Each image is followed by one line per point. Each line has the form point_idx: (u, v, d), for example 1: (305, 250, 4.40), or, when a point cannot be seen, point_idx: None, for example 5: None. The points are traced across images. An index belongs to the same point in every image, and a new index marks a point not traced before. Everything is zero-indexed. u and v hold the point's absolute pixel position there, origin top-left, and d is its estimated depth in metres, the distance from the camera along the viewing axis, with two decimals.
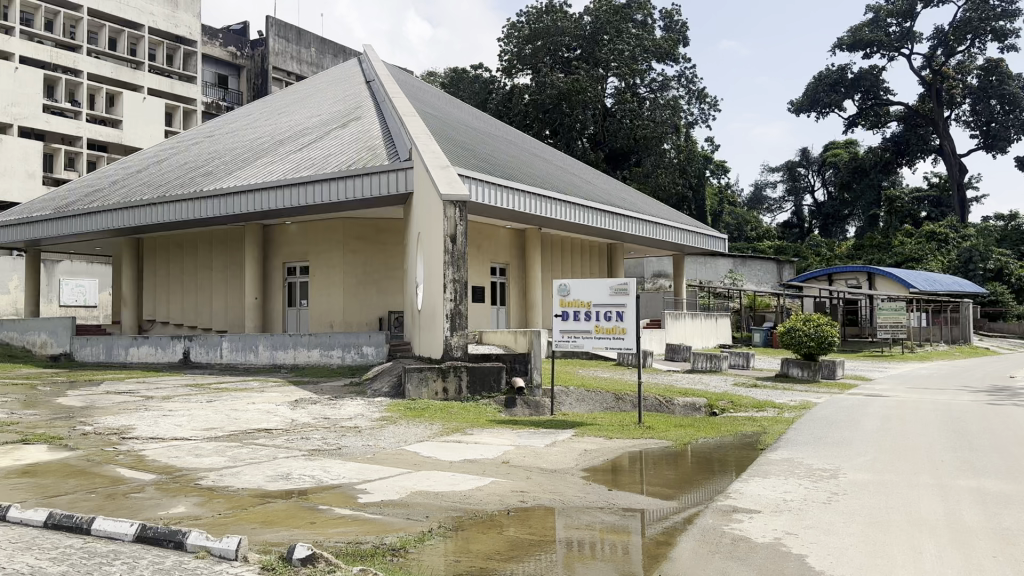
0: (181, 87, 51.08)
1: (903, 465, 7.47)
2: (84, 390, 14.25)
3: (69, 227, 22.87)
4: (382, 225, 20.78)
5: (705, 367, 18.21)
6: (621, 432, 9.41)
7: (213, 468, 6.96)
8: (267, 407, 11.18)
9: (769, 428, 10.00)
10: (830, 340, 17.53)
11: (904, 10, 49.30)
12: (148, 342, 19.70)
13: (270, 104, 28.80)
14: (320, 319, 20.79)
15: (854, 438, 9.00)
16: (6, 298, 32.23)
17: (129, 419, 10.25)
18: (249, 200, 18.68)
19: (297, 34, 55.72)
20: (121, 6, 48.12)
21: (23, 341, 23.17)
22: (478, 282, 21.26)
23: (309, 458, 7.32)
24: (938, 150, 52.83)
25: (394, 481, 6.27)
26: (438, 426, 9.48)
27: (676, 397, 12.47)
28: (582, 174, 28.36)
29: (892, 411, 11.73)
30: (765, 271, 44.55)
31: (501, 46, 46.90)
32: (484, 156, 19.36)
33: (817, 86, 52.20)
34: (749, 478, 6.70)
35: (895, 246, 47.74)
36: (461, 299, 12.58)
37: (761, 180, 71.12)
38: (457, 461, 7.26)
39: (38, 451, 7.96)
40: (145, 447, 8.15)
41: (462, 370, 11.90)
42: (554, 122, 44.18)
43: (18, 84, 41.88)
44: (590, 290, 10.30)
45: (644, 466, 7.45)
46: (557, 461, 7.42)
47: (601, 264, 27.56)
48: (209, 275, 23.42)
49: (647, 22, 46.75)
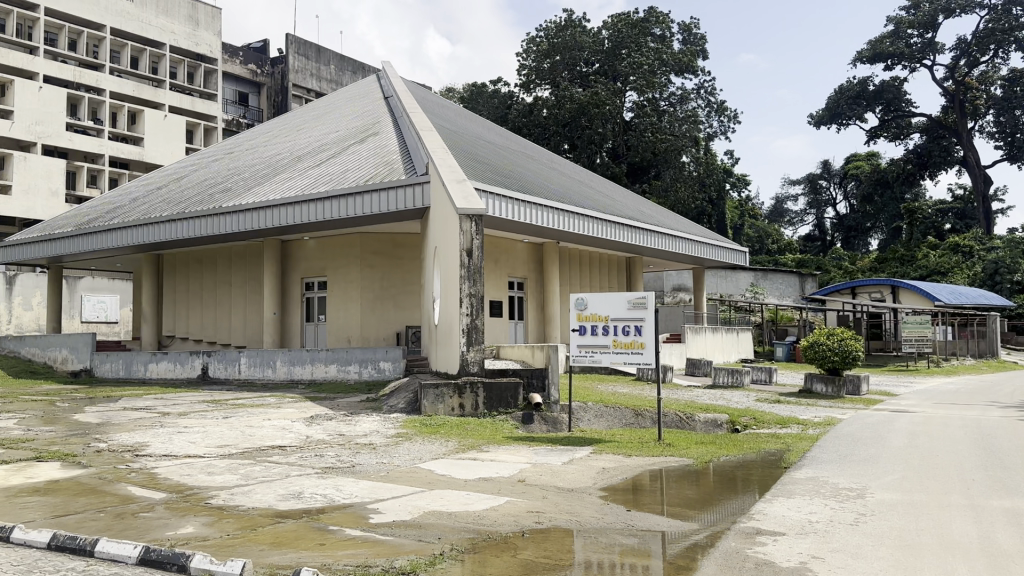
0: (202, 105, 51.51)
1: (934, 484, 7.23)
2: (102, 406, 14.24)
3: (90, 244, 22.99)
4: (399, 239, 20.74)
5: (726, 383, 17.92)
6: (641, 449, 9.21)
7: (224, 487, 6.85)
8: (282, 424, 11.06)
9: (793, 445, 9.77)
10: (854, 354, 17.20)
11: (925, 21, 48.89)
12: (167, 358, 19.74)
13: (290, 120, 28.93)
14: (338, 334, 20.74)
15: (879, 455, 8.77)
16: (29, 314, 32.48)
17: (143, 436, 10.19)
18: (267, 216, 18.71)
19: (317, 52, 56.19)
20: (144, 25, 48.63)
21: (45, 357, 23.29)
22: (495, 296, 21.19)
23: (322, 476, 7.19)
24: (962, 161, 52.04)
25: (407, 500, 6.12)
26: (454, 443, 9.35)
27: (697, 413, 12.24)
28: (601, 188, 28.21)
29: (921, 427, 11.45)
30: (788, 285, 44.31)
31: (520, 61, 47.00)
32: (501, 170, 19.28)
33: (838, 98, 51.78)
34: (773, 499, 6.49)
35: (918, 259, 47.27)
36: (478, 314, 12.41)
37: (782, 193, 70.83)
38: (472, 479, 7.11)
39: (51, 469, 7.90)
40: (158, 464, 8.06)
41: (479, 387, 11.77)
42: (573, 136, 44.12)
43: (42, 103, 42.44)
44: (608, 304, 10.14)
45: (664, 485, 7.25)
46: (574, 480, 7.25)
47: (620, 278, 27.39)
48: (228, 291, 23.47)
49: (665, 36, 46.37)
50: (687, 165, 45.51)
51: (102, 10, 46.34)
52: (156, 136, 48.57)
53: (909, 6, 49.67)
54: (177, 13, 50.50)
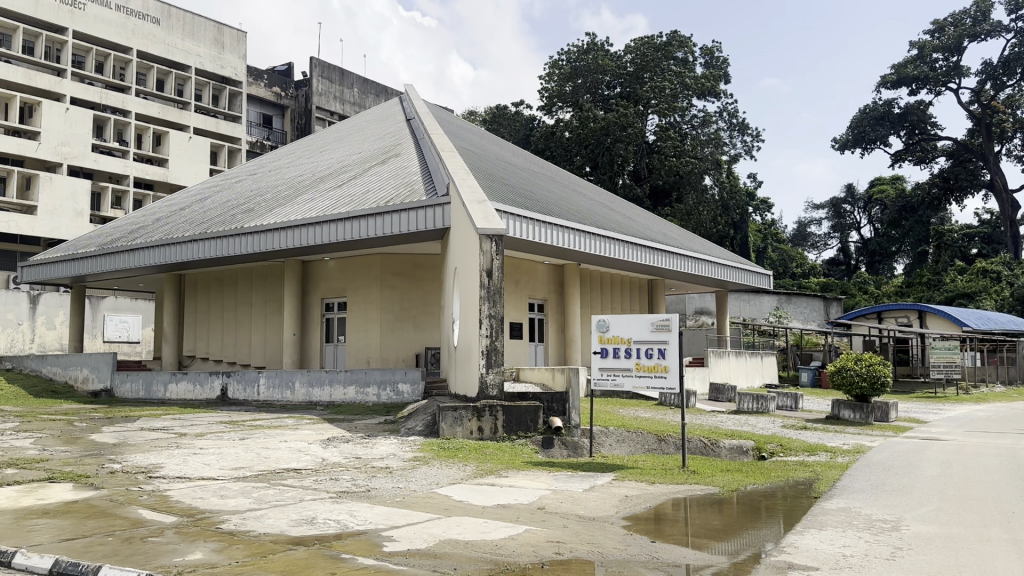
0: (226, 127, 51.97)
1: (971, 516, 6.93)
2: (120, 426, 14.14)
3: (113, 264, 23.05)
4: (420, 260, 20.63)
5: (752, 408, 17.60)
6: (664, 477, 8.93)
7: (237, 511, 6.68)
8: (298, 447, 10.89)
9: (822, 474, 9.49)
10: (882, 380, 16.84)
11: (951, 45, 48.50)
12: (187, 378, 19.69)
13: (314, 142, 29.09)
14: (357, 355, 20.66)
15: (913, 485, 8.46)
16: (52, 333, 32.65)
17: (159, 456, 10.07)
18: (288, 236, 18.66)
19: (340, 75, 56.71)
20: (170, 48, 49.17)
21: (66, 376, 23.35)
22: (516, 318, 21.02)
23: (336, 501, 6.99)
24: (988, 185, 51.32)
25: (423, 527, 5.93)
26: (472, 468, 9.16)
27: (721, 438, 11.97)
28: (623, 209, 28.09)
29: (955, 455, 11.12)
30: (812, 309, 43.83)
31: (541, 84, 47.20)
32: (523, 191, 19.18)
33: (861, 122, 51.41)
34: (803, 530, 6.24)
35: (946, 283, 46.53)
36: (497, 336, 12.19)
37: (805, 218, 70.34)
38: (491, 506, 6.88)
39: (62, 490, 7.77)
40: (170, 486, 7.93)
41: (498, 410, 11.57)
42: (595, 157, 44.03)
43: (69, 124, 43.04)
44: (630, 326, 9.92)
45: (688, 514, 7.01)
46: (596, 508, 7.00)
47: (642, 301, 27.18)
48: (248, 311, 23.47)
49: (688, 60, 46.04)
50: (709, 189, 45.39)
51: (130, 32, 46.96)
52: (181, 157, 49.05)
53: (934, 29, 49.30)
54: (202, 36, 51.06)
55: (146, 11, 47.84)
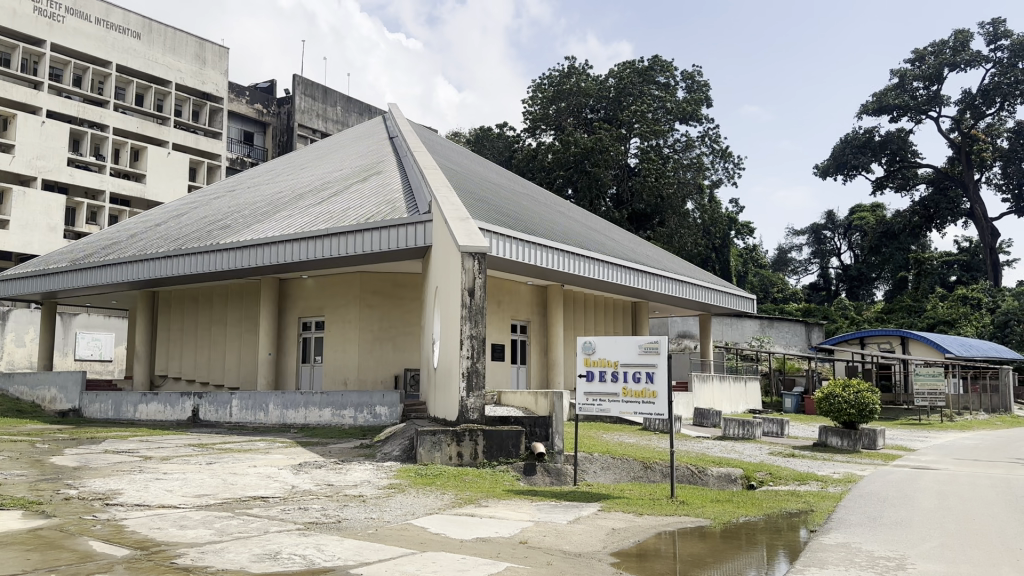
0: (206, 143, 51.52)
1: (979, 554, 6.52)
2: (81, 449, 13.49)
3: (85, 279, 22.42)
4: (400, 280, 20.17)
5: (738, 434, 17.25)
6: (652, 508, 8.48)
7: (194, 543, 6.18)
8: (267, 472, 10.38)
9: (816, 505, 9.09)
10: (871, 407, 16.51)
11: (929, 74, 49.04)
12: (157, 399, 19.07)
13: (296, 158, 28.72)
14: (335, 376, 20.13)
15: (913, 519, 8.08)
16: (21, 351, 31.91)
17: (119, 482, 9.55)
18: (265, 253, 18.18)
19: (323, 93, 56.35)
20: (151, 63, 48.72)
21: (33, 395, 22.68)
22: (498, 339, 20.60)
23: (304, 533, 6.52)
24: (969, 213, 51.45)
25: (395, 564, 5.47)
26: (450, 496, 8.72)
27: (709, 466, 11.61)
28: (606, 231, 27.78)
29: (948, 487, 10.76)
30: (795, 334, 43.81)
31: (524, 107, 47.07)
32: (506, 210, 18.80)
33: (844, 148, 51.54)
34: (804, 568, 5.84)
35: (927, 310, 46.61)
36: (479, 357, 11.70)
37: (785, 243, 70.69)
38: (469, 539, 6.45)
39: (10, 518, 7.24)
40: (128, 515, 7.41)
41: (479, 435, 11.10)
42: (575, 180, 43.85)
43: (45, 138, 42.44)
44: (617, 348, 9.55)
45: (676, 547, 6.61)
46: (582, 543, 6.57)
47: (625, 323, 26.84)
48: (223, 330, 22.89)
49: (670, 84, 45.91)
50: (691, 213, 45.42)
51: (109, 47, 46.46)
52: (159, 174, 48.54)
53: (915, 58, 49.85)
54: (184, 52, 50.71)
55: (126, 25, 47.32)
